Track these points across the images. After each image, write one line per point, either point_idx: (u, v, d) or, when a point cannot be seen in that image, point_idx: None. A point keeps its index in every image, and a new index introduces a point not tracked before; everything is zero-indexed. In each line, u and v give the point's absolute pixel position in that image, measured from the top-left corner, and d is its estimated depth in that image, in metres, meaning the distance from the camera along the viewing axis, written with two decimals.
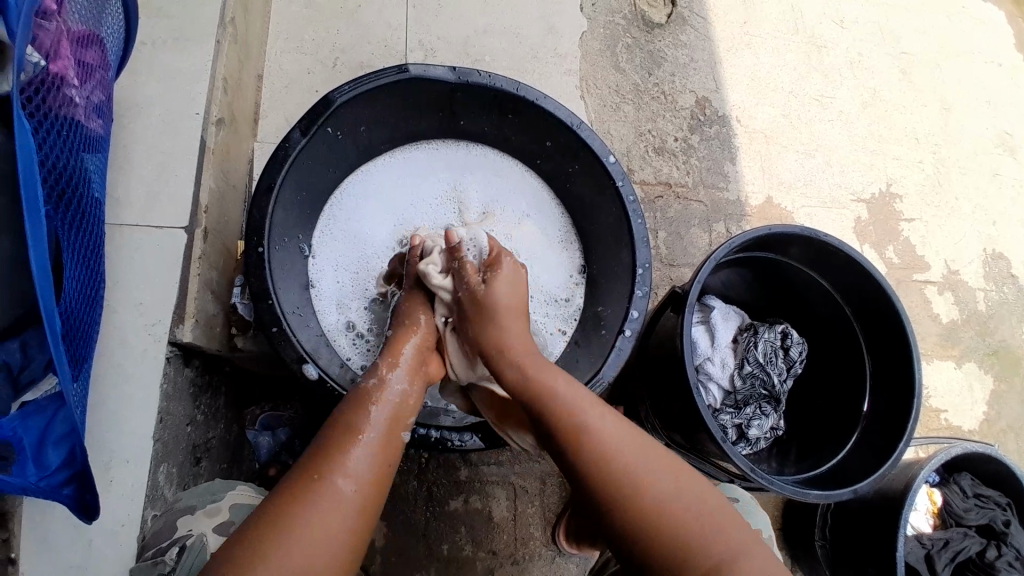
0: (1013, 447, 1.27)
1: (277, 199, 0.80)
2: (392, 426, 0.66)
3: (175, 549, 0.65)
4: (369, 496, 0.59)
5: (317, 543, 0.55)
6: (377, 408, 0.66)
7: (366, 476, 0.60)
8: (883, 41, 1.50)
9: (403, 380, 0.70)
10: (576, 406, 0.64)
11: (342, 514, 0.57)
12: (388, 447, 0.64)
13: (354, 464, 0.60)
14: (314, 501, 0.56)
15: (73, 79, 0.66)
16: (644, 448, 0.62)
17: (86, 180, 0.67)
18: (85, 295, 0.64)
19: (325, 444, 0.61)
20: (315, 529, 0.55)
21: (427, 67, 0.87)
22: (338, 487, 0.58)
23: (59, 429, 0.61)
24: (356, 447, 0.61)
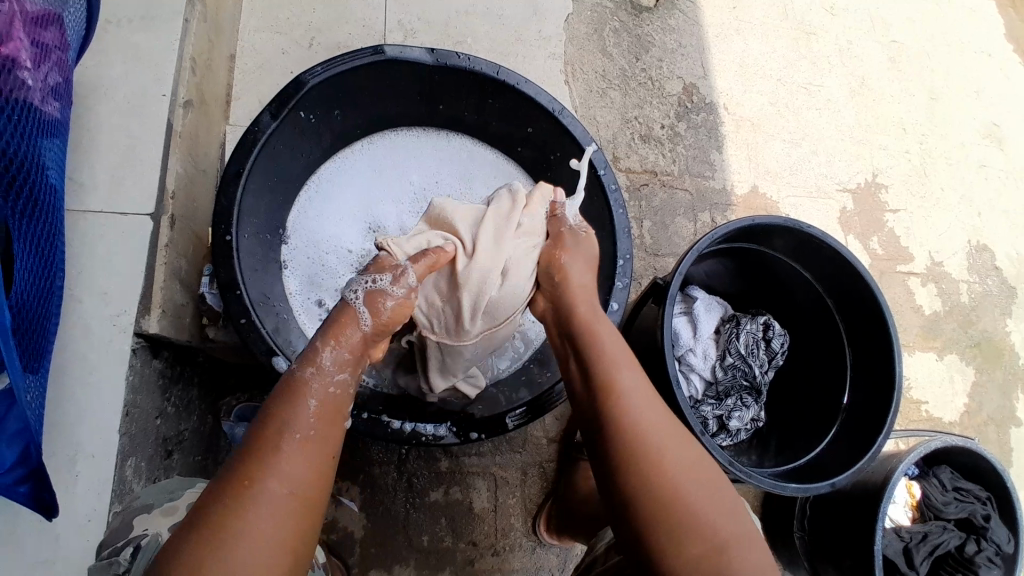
0: (992, 438, 1.28)
1: (246, 185, 0.77)
2: (333, 418, 0.58)
3: (129, 549, 0.62)
4: (310, 496, 0.53)
5: (262, 552, 0.49)
6: (314, 396, 0.57)
7: (306, 471, 0.53)
8: (873, 30, 1.48)
9: (338, 363, 0.60)
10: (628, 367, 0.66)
11: (283, 515, 0.51)
12: (329, 440, 0.57)
13: (296, 460, 0.53)
14: (250, 501, 0.50)
15: (26, 61, 0.63)
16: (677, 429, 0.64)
17: (41, 167, 0.63)
18: (39, 287, 0.62)
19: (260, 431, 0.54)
20: (262, 529, 0.49)
21: (404, 49, 0.84)
22: (278, 485, 0.51)
23: (12, 427, 0.60)
24: (289, 438, 0.54)
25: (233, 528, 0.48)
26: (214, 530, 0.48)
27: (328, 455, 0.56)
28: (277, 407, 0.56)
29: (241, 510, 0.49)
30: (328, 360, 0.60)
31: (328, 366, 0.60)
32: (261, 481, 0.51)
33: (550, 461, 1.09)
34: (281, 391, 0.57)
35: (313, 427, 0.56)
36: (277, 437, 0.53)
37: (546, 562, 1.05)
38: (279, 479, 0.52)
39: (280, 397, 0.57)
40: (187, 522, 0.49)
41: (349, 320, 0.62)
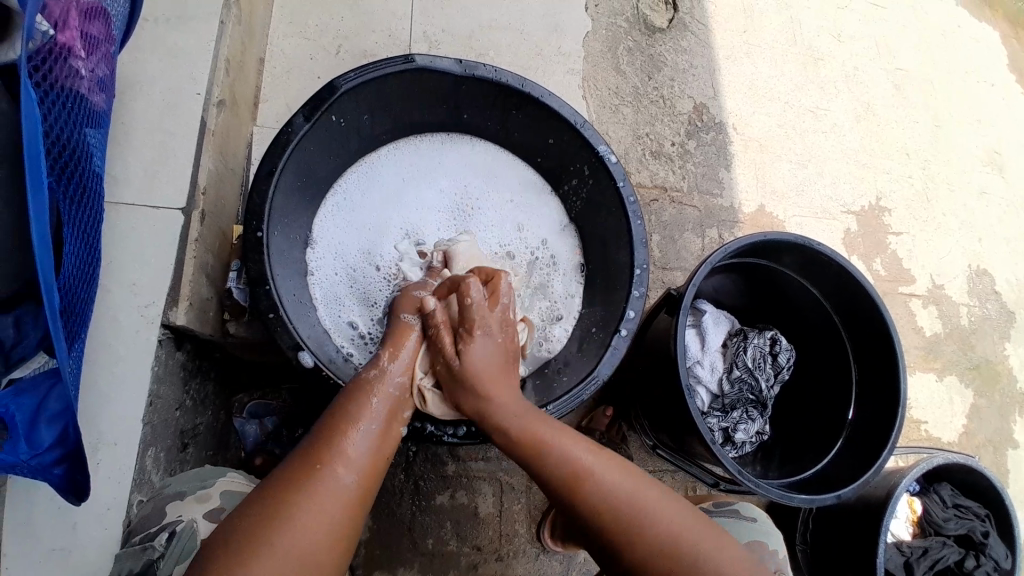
0: (990, 460, 1.30)
1: (277, 184, 0.79)
2: (392, 417, 0.66)
3: (164, 534, 0.63)
4: (368, 486, 0.59)
5: (319, 530, 0.54)
6: (377, 400, 0.65)
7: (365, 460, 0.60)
8: (878, 57, 1.53)
9: (401, 372, 0.69)
10: (574, 456, 0.63)
11: (341, 499, 0.57)
12: (386, 439, 0.64)
13: (357, 451, 0.60)
14: (315, 479, 0.56)
15: (80, 50, 0.65)
16: (655, 499, 0.62)
17: (88, 155, 0.66)
18: (83, 271, 0.64)
19: (326, 424, 0.61)
20: (323, 507, 0.55)
21: (434, 58, 0.87)
22: (340, 468, 0.58)
23: (53, 407, 0.61)
24: (354, 435, 0.61)
25: (294, 507, 0.54)
26: (278, 507, 0.54)
27: (381, 454, 0.63)
28: (344, 403, 0.63)
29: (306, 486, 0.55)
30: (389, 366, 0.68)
31: (390, 370, 0.68)
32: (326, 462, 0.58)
33: None
34: (348, 394, 0.65)
35: (376, 423, 0.63)
36: (342, 426, 0.61)
37: (550, 570, 1.06)
38: (341, 464, 0.58)
39: (348, 395, 0.65)
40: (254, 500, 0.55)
41: (405, 331, 0.73)
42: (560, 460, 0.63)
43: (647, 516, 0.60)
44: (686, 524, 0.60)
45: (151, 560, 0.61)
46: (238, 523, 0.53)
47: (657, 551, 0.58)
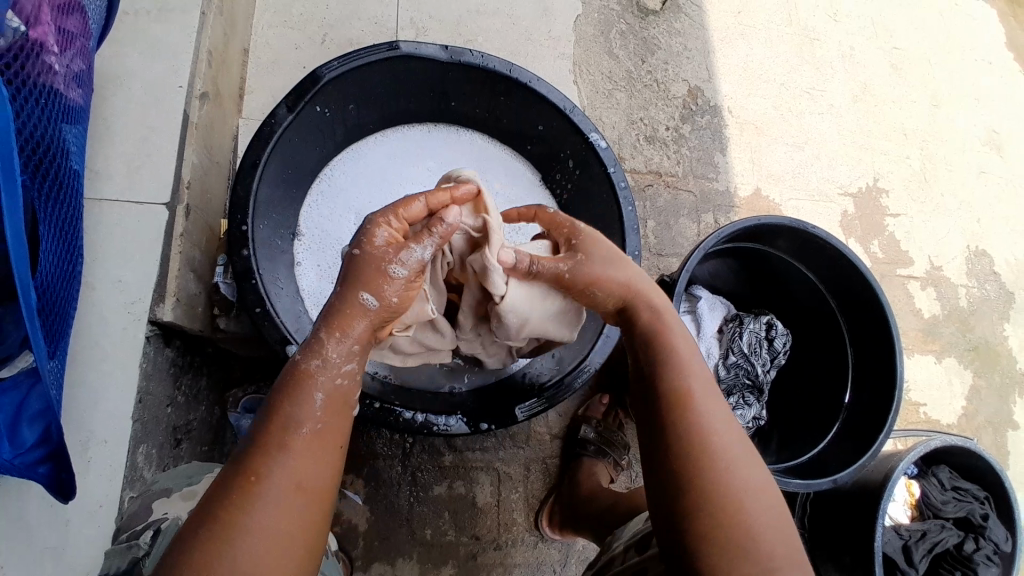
0: (989, 441, 1.29)
1: (262, 176, 0.78)
2: (340, 407, 0.56)
3: (149, 533, 0.62)
4: (314, 493, 0.52)
5: (265, 555, 0.48)
6: (320, 391, 0.55)
7: (311, 463, 0.52)
8: (875, 36, 1.50)
9: (348, 356, 0.58)
10: (692, 372, 0.61)
11: (288, 513, 0.50)
12: (334, 431, 0.55)
13: (303, 454, 0.52)
14: (251, 499, 0.49)
15: (52, 46, 0.64)
16: (745, 439, 0.59)
17: (65, 151, 0.65)
18: (62, 270, 0.63)
19: (263, 428, 0.53)
20: (267, 529, 0.48)
21: (418, 45, 0.86)
22: (280, 480, 0.50)
23: (34, 406, 0.61)
24: (293, 436, 0.52)
25: (230, 534, 0.47)
26: (215, 534, 0.47)
27: (334, 445, 0.55)
28: (278, 401, 0.54)
29: (243, 505, 0.48)
30: (334, 346, 0.57)
31: (335, 357, 0.57)
32: (261, 477, 0.50)
33: (553, 458, 1.11)
34: (286, 386, 0.55)
35: (319, 419, 0.54)
36: (281, 432, 0.52)
37: (549, 557, 1.06)
38: (282, 476, 0.50)
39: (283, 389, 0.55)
40: (194, 522, 0.49)
41: (353, 313, 0.58)
42: (677, 368, 0.61)
43: (733, 449, 0.57)
44: (755, 473, 0.57)
45: (137, 557, 0.60)
46: (174, 550, 0.48)
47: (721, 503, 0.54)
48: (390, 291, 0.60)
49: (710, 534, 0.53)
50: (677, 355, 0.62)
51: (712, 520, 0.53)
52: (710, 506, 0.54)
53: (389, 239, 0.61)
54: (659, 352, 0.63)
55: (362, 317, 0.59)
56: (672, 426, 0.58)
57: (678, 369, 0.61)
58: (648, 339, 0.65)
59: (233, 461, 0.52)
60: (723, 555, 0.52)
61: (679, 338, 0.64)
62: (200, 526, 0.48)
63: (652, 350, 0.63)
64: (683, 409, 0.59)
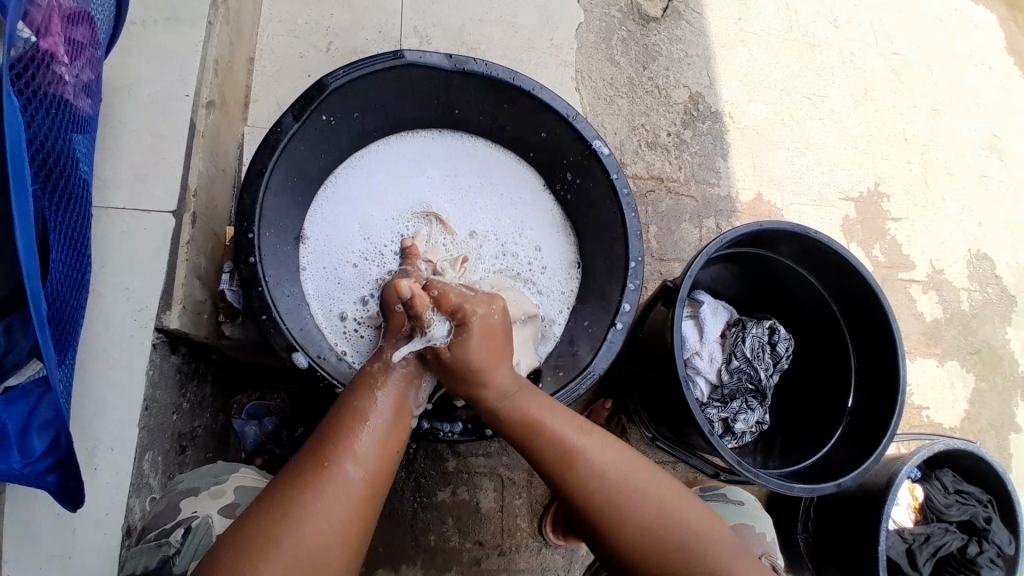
0: (992, 444, 1.29)
1: (268, 184, 0.79)
2: (400, 412, 0.66)
3: (179, 531, 0.64)
4: (374, 485, 0.60)
5: (323, 537, 0.55)
6: (384, 395, 0.66)
7: (372, 458, 0.61)
8: (875, 42, 1.51)
9: (404, 367, 0.69)
10: (571, 435, 0.67)
11: (344, 504, 0.57)
12: (395, 436, 0.64)
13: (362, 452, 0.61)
14: (319, 486, 0.57)
15: (62, 56, 0.65)
16: (645, 468, 0.67)
17: (74, 160, 0.65)
18: (72, 278, 0.64)
19: (334, 425, 0.62)
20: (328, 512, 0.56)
21: (422, 53, 0.86)
22: (345, 471, 0.58)
23: (44, 415, 0.61)
24: (362, 431, 0.62)
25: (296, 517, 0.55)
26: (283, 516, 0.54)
27: (394, 450, 0.64)
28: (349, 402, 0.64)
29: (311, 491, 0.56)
30: (392, 359, 0.69)
31: (393, 367, 0.69)
32: (332, 466, 0.58)
33: None
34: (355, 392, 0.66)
35: (384, 419, 0.64)
36: (352, 427, 0.61)
37: (552, 563, 1.06)
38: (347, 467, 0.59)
39: (354, 394, 0.66)
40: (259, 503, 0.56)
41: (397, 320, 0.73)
42: (547, 436, 0.66)
43: (636, 481, 0.65)
44: (668, 492, 0.65)
45: (168, 555, 0.62)
46: (236, 532, 0.54)
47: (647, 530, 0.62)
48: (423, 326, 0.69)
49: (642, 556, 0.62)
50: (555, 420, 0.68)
51: (641, 552, 0.62)
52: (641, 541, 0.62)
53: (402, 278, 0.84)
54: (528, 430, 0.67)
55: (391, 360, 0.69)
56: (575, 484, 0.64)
57: (547, 438, 0.66)
58: (514, 424, 0.68)
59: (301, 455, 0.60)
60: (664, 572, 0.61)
61: (540, 408, 0.69)
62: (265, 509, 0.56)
63: (520, 434, 0.68)
64: (574, 471, 0.65)
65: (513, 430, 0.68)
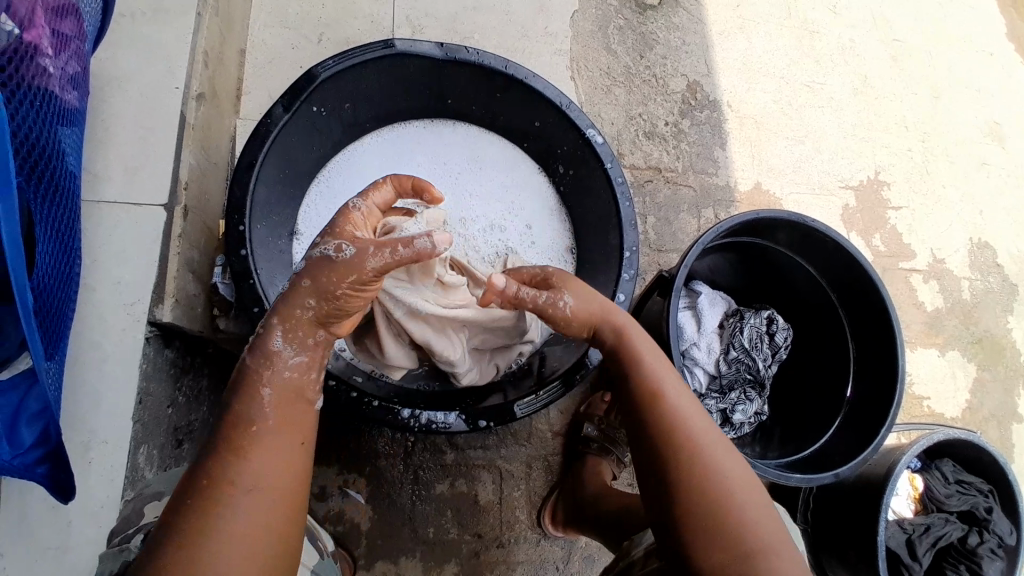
0: (994, 434, 1.28)
1: (259, 176, 0.78)
2: (297, 399, 0.56)
3: (140, 535, 0.59)
4: (282, 485, 0.52)
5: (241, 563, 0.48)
6: (272, 388, 0.55)
7: (273, 463, 0.52)
8: (875, 28, 1.49)
9: (301, 351, 0.57)
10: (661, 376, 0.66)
11: (250, 518, 0.50)
12: (293, 431, 0.55)
13: (260, 456, 0.52)
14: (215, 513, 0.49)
15: (47, 48, 0.64)
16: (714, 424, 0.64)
17: (60, 153, 0.65)
18: (59, 271, 0.63)
19: (219, 432, 0.53)
20: (237, 533, 0.49)
21: (414, 43, 0.86)
22: (240, 483, 0.50)
23: (32, 408, 0.61)
24: (254, 432, 0.53)
25: (195, 560, 0.47)
26: (178, 564, 0.47)
27: (297, 440, 0.55)
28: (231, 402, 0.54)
29: (206, 525, 0.48)
30: (279, 338, 0.56)
31: (284, 352, 0.56)
32: (225, 491, 0.50)
33: (555, 455, 1.10)
34: (238, 388, 0.55)
35: (274, 413, 0.54)
36: (241, 438, 0.52)
37: (551, 554, 1.06)
38: (247, 479, 0.51)
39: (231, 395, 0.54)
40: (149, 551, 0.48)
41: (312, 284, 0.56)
42: (648, 374, 0.67)
43: (707, 438, 0.62)
44: (736, 464, 0.61)
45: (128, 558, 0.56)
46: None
47: (704, 494, 0.58)
48: (356, 292, 0.57)
49: (692, 521, 0.57)
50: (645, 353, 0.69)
51: (695, 517, 0.57)
52: (702, 501, 0.57)
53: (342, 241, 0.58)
54: (632, 368, 0.68)
55: (295, 328, 0.56)
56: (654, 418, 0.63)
57: (646, 375, 0.66)
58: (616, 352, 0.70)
59: (183, 481, 0.51)
60: (716, 539, 0.56)
61: (650, 351, 0.69)
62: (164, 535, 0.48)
63: (623, 368, 0.68)
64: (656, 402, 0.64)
65: (619, 365, 0.69)
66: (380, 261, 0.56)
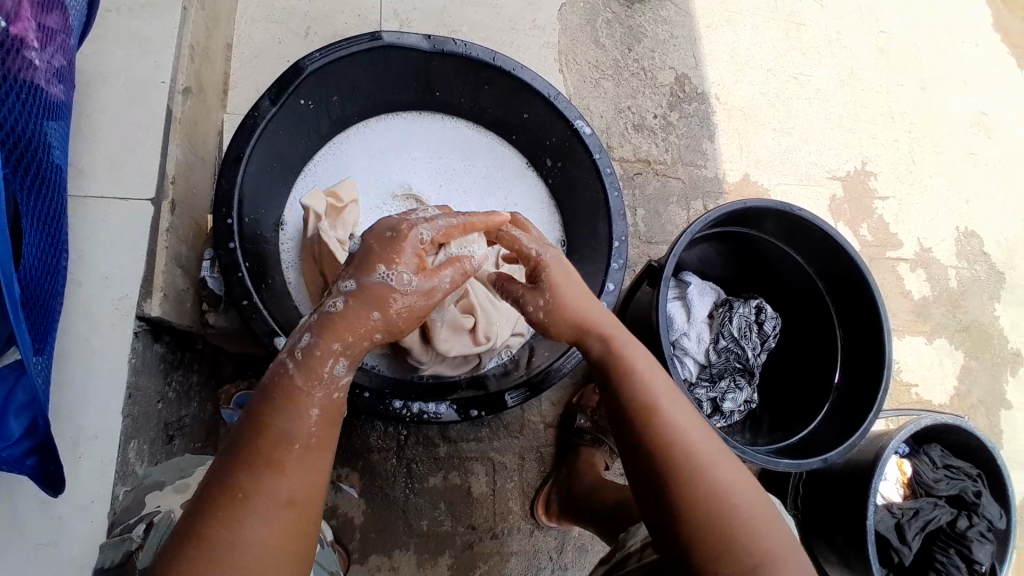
0: (981, 420, 1.30)
1: (247, 169, 0.78)
2: (335, 417, 0.56)
3: (141, 526, 0.60)
4: (310, 497, 0.53)
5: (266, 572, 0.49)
6: (315, 404, 0.55)
7: (307, 477, 0.53)
8: (861, 20, 1.51)
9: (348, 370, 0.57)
10: (648, 384, 0.65)
11: (277, 530, 0.50)
12: (323, 443, 0.55)
13: (295, 469, 0.52)
14: (246, 519, 0.49)
15: (33, 41, 0.64)
16: (703, 427, 0.64)
17: (46, 146, 0.65)
18: (46, 264, 0.63)
19: (255, 438, 0.52)
20: (263, 543, 0.49)
21: (401, 35, 0.86)
22: (272, 494, 0.50)
23: (20, 399, 0.61)
24: (293, 444, 0.53)
25: (221, 561, 0.47)
26: (206, 567, 0.47)
27: (325, 451, 0.55)
28: (270, 410, 0.53)
29: (234, 531, 0.48)
30: (342, 366, 0.56)
31: (338, 374, 0.56)
32: (257, 499, 0.50)
33: (548, 447, 1.11)
34: (283, 399, 0.54)
35: (315, 426, 0.54)
36: (270, 447, 0.52)
37: (545, 545, 1.07)
38: (280, 490, 0.51)
39: (271, 404, 0.54)
40: (171, 551, 0.48)
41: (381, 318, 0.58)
42: (637, 385, 0.65)
43: (694, 441, 0.61)
44: (727, 466, 0.61)
45: (129, 550, 0.59)
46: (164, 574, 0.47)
47: (698, 499, 0.58)
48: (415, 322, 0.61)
49: (693, 532, 0.57)
50: (629, 359, 0.67)
51: (691, 522, 0.57)
52: (694, 509, 0.58)
53: (416, 267, 0.60)
54: (623, 380, 0.66)
55: (355, 356, 0.58)
56: (642, 427, 0.63)
57: (634, 386, 0.65)
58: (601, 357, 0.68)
59: (211, 476, 0.51)
60: (712, 543, 0.56)
61: (638, 359, 0.67)
62: (195, 534, 0.48)
63: (610, 381, 0.67)
64: (643, 410, 0.63)
65: (605, 377, 0.68)
66: (441, 295, 0.62)
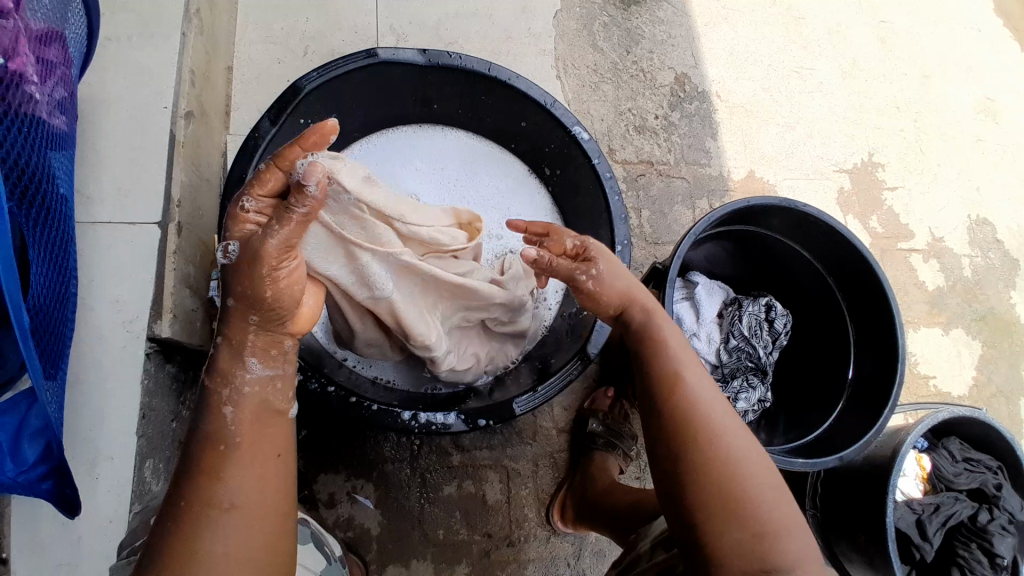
0: (1003, 411, 1.28)
1: (249, 189, 0.79)
2: (264, 414, 0.56)
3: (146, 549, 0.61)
4: (261, 499, 0.53)
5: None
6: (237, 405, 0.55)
7: (252, 481, 0.53)
8: (861, 11, 1.49)
9: (260, 364, 0.56)
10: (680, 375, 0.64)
11: (232, 537, 0.51)
12: (266, 443, 0.55)
13: (239, 474, 0.53)
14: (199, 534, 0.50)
15: (32, 75, 0.65)
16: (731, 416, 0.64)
17: (50, 177, 0.66)
18: (54, 292, 0.65)
19: (194, 454, 0.53)
20: (222, 551, 0.50)
21: (396, 50, 0.87)
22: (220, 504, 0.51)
23: (34, 425, 0.63)
24: (230, 452, 0.53)
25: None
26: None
27: (270, 453, 0.55)
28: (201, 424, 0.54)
29: (191, 546, 0.50)
30: (251, 362, 0.56)
31: (253, 372, 0.56)
32: (209, 511, 0.51)
33: (561, 452, 1.11)
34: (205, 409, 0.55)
35: (240, 432, 0.54)
36: (213, 460, 0.52)
37: (562, 551, 1.06)
38: (228, 498, 0.52)
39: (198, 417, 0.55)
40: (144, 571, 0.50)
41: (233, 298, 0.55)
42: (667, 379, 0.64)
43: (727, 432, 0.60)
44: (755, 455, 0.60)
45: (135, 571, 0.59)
46: None
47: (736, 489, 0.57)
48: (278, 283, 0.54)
49: (710, 507, 0.57)
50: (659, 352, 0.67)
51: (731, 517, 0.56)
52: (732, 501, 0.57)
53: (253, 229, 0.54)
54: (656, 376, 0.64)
55: (244, 346, 0.56)
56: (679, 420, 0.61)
57: (668, 359, 0.66)
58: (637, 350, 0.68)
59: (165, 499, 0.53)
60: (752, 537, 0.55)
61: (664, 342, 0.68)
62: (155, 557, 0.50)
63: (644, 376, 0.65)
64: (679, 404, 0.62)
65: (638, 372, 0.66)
66: (276, 250, 0.53)
